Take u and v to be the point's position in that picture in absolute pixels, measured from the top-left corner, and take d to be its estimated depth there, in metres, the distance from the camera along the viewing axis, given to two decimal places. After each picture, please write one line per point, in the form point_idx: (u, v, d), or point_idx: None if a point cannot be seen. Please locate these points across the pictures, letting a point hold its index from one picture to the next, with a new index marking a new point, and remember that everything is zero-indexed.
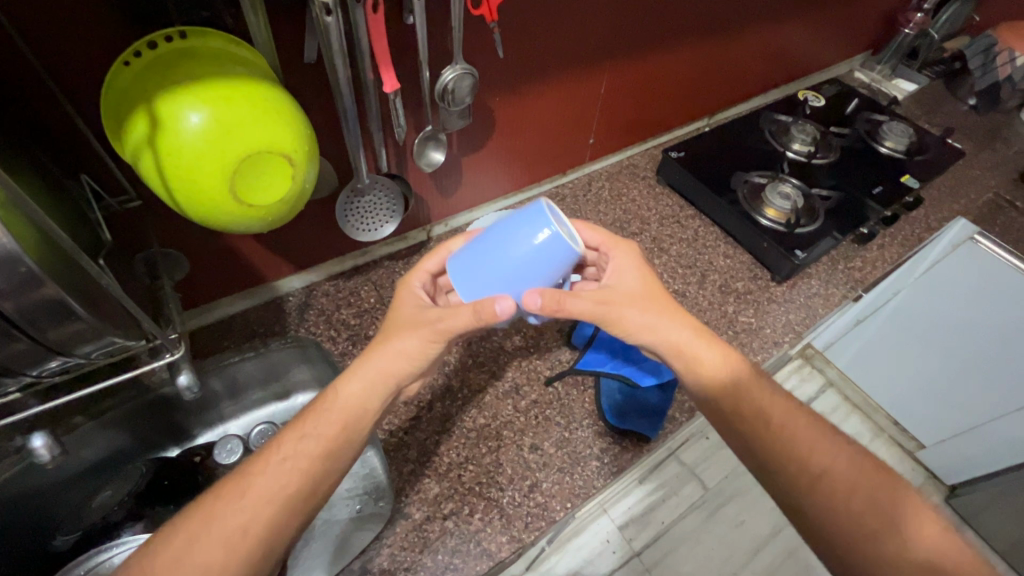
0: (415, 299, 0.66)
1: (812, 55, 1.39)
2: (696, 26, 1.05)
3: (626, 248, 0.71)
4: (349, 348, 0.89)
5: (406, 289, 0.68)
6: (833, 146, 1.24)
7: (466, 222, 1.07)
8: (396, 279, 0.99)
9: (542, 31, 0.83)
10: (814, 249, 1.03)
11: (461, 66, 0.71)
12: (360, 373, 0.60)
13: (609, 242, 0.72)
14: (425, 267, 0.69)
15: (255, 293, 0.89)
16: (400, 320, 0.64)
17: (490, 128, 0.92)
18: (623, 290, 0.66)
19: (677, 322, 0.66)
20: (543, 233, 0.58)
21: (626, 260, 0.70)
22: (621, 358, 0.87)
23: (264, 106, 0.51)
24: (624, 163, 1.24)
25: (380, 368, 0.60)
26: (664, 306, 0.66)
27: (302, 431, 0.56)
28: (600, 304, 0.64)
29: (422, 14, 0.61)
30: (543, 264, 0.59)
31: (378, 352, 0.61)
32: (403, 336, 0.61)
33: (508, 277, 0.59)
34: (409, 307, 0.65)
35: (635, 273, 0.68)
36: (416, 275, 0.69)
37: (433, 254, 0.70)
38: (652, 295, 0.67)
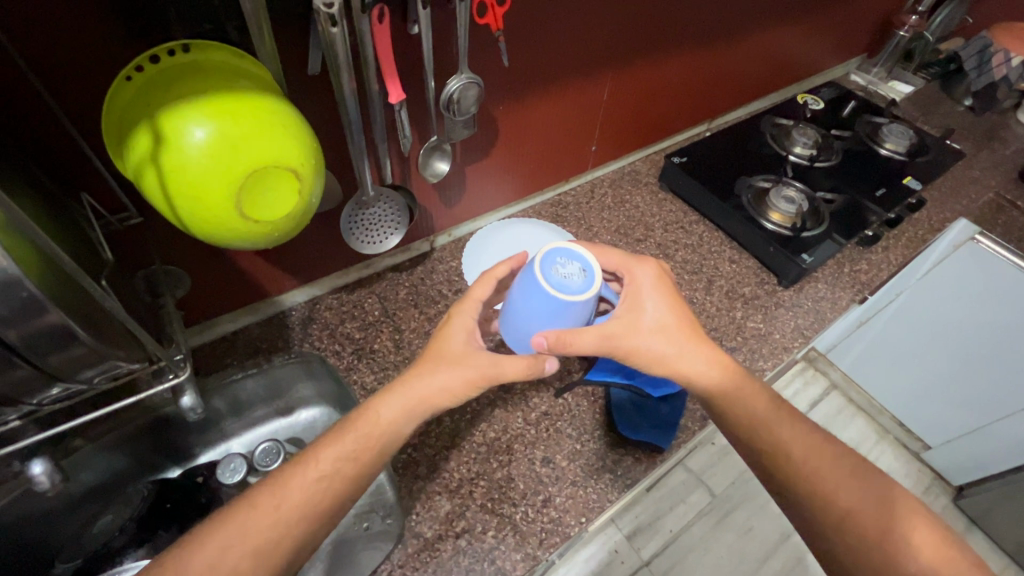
0: (465, 332, 0.65)
1: (809, 60, 1.40)
2: (696, 33, 1.05)
3: (644, 272, 0.69)
4: (354, 364, 0.88)
5: (454, 318, 0.66)
6: (836, 149, 1.24)
7: (469, 232, 1.07)
8: (400, 291, 0.97)
9: (545, 40, 0.82)
10: (820, 254, 1.02)
11: (466, 74, 0.68)
12: (398, 399, 0.59)
13: (626, 265, 0.70)
14: (475, 296, 0.68)
15: (256, 309, 0.87)
16: (448, 352, 0.63)
17: (493, 137, 0.91)
18: (637, 322, 0.66)
19: (679, 343, 0.66)
20: (546, 283, 0.61)
21: (644, 286, 0.68)
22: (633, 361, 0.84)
23: (270, 119, 0.50)
24: (626, 169, 1.24)
25: (421, 391, 0.60)
26: (674, 334, 0.66)
27: (329, 449, 0.55)
28: (605, 338, 0.65)
29: (428, 24, 0.60)
30: (545, 311, 0.62)
31: (425, 381, 0.60)
32: (454, 375, 0.61)
33: (531, 322, 0.64)
34: (459, 340, 0.64)
35: (651, 301, 0.68)
36: (466, 304, 0.67)
37: (481, 282, 0.69)
38: (664, 326, 0.67)
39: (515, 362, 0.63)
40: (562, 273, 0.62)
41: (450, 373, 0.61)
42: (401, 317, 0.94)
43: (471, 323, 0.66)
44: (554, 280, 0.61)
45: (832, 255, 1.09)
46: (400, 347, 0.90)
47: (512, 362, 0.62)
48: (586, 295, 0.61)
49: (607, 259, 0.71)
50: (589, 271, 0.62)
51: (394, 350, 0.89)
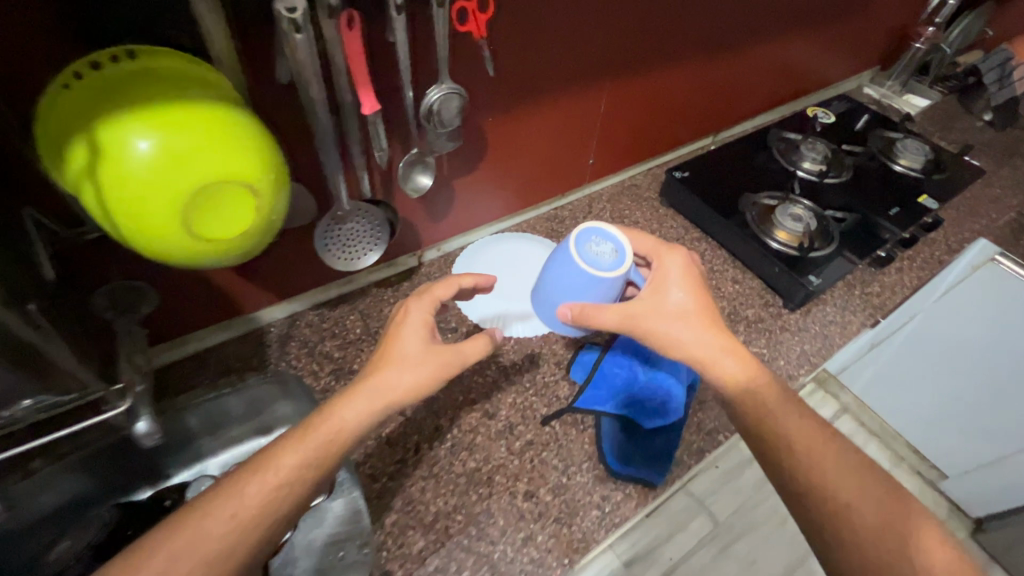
0: (422, 329, 0.66)
1: (818, 72, 1.35)
2: (699, 43, 1.01)
3: (673, 261, 0.69)
4: (332, 384, 0.83)
5: (410, 316, 0.68)
6: (847, 165, 1.18)
7: (459, 247, 1.03)
8: (385, 308, 0.93)
9: (537, 48, 0.79)
10: (827, 277, 0.97)
11: (447, 84, 0.65)
12: (361, 401, 0.59)
13: (656, 251, 0.71)
14: (432, 296, 0.70)
15: (231, 325, 0.84)
16: (407, 350, 0.64)
17: (483, 149, 0.87)
18: (661, 303, 0.67)
19: (692, 329, 0.65)
20: (580, 257, 0.67)
21: (670, 274, 0.68)
22: (645, 373, 0.84)
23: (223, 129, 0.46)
24: (625, 184, 1.19)
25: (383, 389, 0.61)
26: (691, 321, 0.65)
27: (292, 453, 0.54)
28: (626, 317, 0.66)
29: (404, 31, 0.57)
30: (578, 284, 0.68)
31: (387, 380, 0.61)
32: (417, 369, 0.62)
33: (563, 293, 0.70)
34: (416, 336, 0.65)
35: (676, 287, 0.67)
36: (421, 302, 0.69)
37: (440, 284, 0.72)
38: (685, 311, 0.66)
39: (472, 343, 0.68)
40: (595, 251, 0.68)
41: (411, 370, 0.62)
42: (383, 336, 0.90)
43: (427, 320, 0.67)
44: (587, 257, 0.68)
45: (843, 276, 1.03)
46: None
47: (470, 343, 0.67)
48: (616, 272, 0.67)
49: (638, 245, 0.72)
50: (620, 252, 0.68)
51: None
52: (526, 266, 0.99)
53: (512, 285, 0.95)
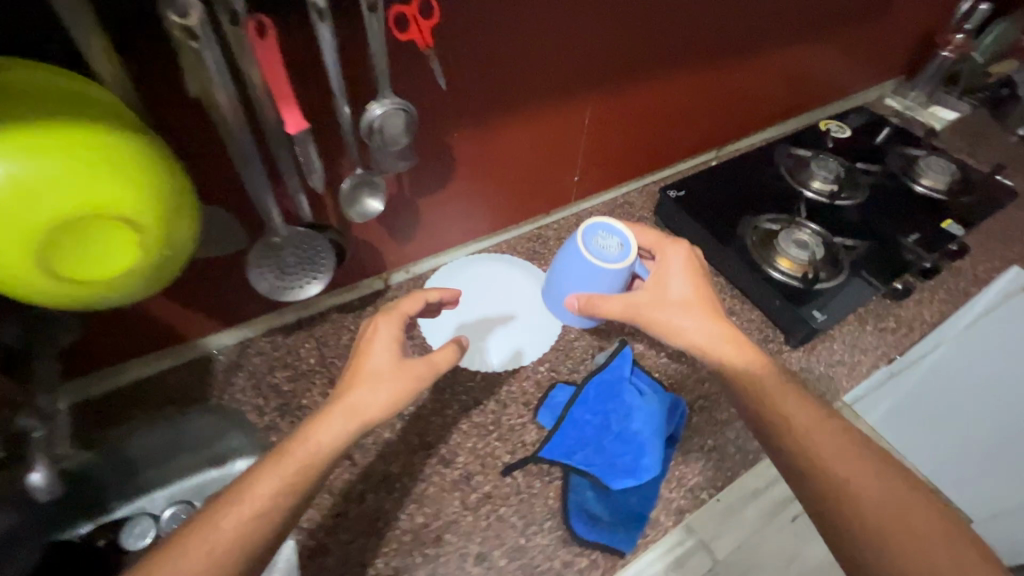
0: (391, 343, 0.63)
1: (834, 81, 1.24)
2: (699, 51, 0.92)
3: (675, 252, 0.69)
4: (278, 421, 0.77)
5: (379, 332, 0.64)
6: (862, 186, 1.07)
7: (431, 269, 0.95)
8: (344, 335, 0.86)
9: (507, 57, 0.70)
10: (833, 313, 0.88)
11: (392, 99, 0.57)
12: (336, 422, 0.57)
13: (658, 245, 0.70)
14: (402, 310, 0.66)
15: (174, 352, 0.78)
16: (379, 366, 0.62)
17: (450, 167, 0.79)
18: (663, 294, 0.66)
19: (695, 318, 0.63)
20: (585, 248, 0.68)
21: (671, 266, 0.68)
22: (620, 419, 0.76)
23: (116, 159, 0.40)
24: (618, 202, 1.10)
25: (358, 409, 0.59)
26: (692, 310, 0.64)
27: (268, 481, 0.53)
28: (629, 306, 0.65)
29: (330, 39, 0.49)
30: (583, 273, 0.69)
31: (362, 399, 0.59)
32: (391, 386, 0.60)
33: (569, 282, 0.71)
34: (386, 352, 0.62)
35: (676, 277, 0.67)
36: (391, 316, 0.65)
37: (410, 298, 0.68)
38: (689, 302, 0.65)
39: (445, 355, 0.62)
40: (600, 242, 0.68)
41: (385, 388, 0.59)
42: (337, 367, 0.83)
43: (398, 334, 0.64)
44: (592, 249, 0.68)
45: (855, 310, 0.93)
46: None
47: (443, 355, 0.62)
48: (620, 264, 0.67)
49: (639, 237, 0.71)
50: (626, 244, 0.68)
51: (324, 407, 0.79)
52: (499, 294, 0.91)
53: (485, 312, 0.88)
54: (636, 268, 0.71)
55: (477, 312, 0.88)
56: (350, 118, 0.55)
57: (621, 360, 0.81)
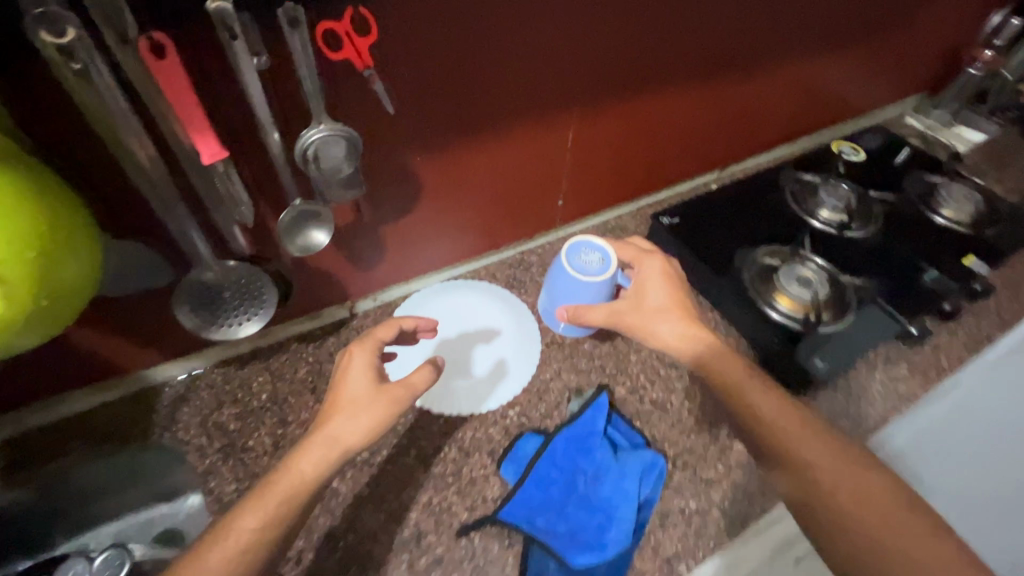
0: (366, 370, 0.65)
1: (849, 97, 1.15)
2: (703, 68, 0.84)
3: (652, 264, 0.72)
4: (218, 465, 0.70)
5: (353, 360, 0.66)
6: (875, 216, 0.98)
7: (401, 295, 0.88)
8: (301, 368, 0.80)
9: (479, 76, 0.63)
10: (837, 361, 0.80)
11: (329, 125, 0.51)
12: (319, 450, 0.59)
13: (636, 258, 0.72)
14: (376, 338, 0.69)
15: (113, 386, 0.72)
16: (355, 394, 0.64)
17: (415, 193, 0.72)
18: (644, 301, 0.69)
19: (671, 324, 0.67)
20: (569, 262, 0.71)
21: (648, 275, 0.71)
22: (587, 480, 0.70)
23: (47, 234, 0.39)
24: (609, 225, 1.02)
25: (340, 436, 0.61)
26: (669, 316, 0.67)
27: (252, 515, 0.54)
28: (611, 313, 0.69)
29: (245, 59, 0.43)
30: (569, 286, 0.72)
31: (341, 425, 0.61)
32: (369, 411, 0.62)
33: (558, 295, 0.75)
34: (362, 379, 0.64)
35: (654, 286, 0.70)
36: (364, 344, 0.67)
37: (383, 326, 0.70)
38: (668, 310, 0.68)
39: (421, 374, 0.65)
40: (584, 257, 0.71)
41: (364, 414, 0.62)
42: (291, 405, 0.77)
43: (373, 361, 0.66)
44: (575, 264, 0.71)
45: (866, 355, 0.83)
46: (279, 448, 0.72)
47: (418, 373, 0.65)
48: (601, 278, 0.70)
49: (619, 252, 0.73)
50: (607, 258, 0.71)
51: (270, 452, 0.72)
52: (473, 325, 0.85)
53: (455, 348, 0.82)
54: (619, 279, 0.74)
55: (445, 348, 0.82)
56: (279, 144, 0.49)
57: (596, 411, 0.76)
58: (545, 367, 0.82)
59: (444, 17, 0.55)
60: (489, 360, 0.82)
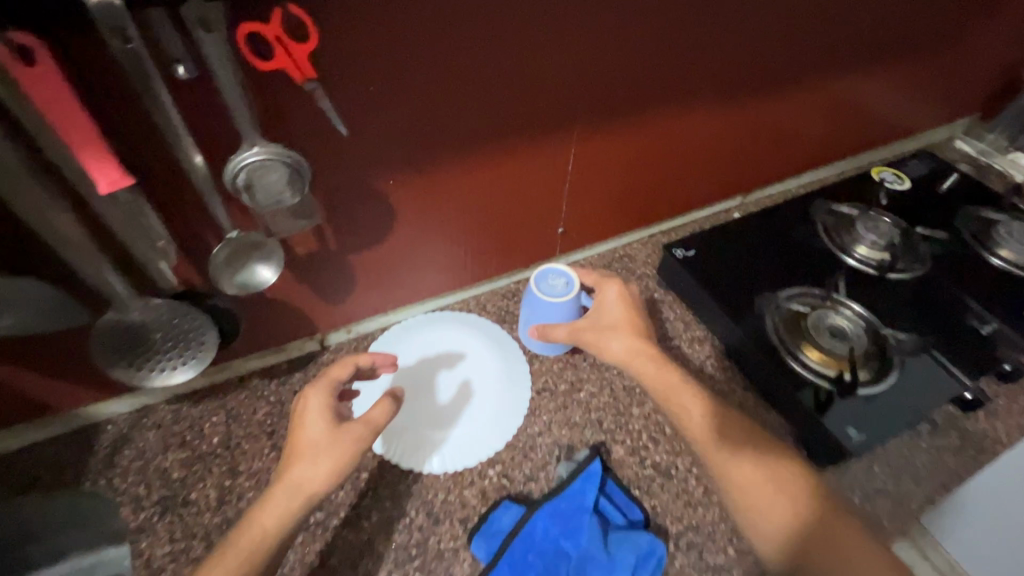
0: (323, 411, 0.59)
1: (893, 119, 1.02)
2: (725, 87, 0.73)
3: (611, 289, 0.70)
4: (155, 520, 0.62)
5: (309, 404, 0.59)
6: (923, 257, 0.85)
7: (379, 328, 0.79)
8: (259, 409, 0.71)
9: (459, 93, 0.53)
10: (875, 428, 0.68)
11: (267, 148, 0.43)
12: (280, 505, 0.54)
13: (597, 281, 0.71)
14: (332, 377, 0.62)
15: (46, 424, 0.64)
16: (314, 438, 0.57)
17: (388, 220, 0.63)
18: (605, 320, 0.68)
19: (623, 340, 0.65)
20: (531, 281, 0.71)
21: (607, 297, 0.69)
22: (570, 569, 0.60)
23: None
24: (616, 254, 0.92)
25: (301, 486, 0.54)
26: (622, 332, 0.66)
27: None
28: (573, 329, 0.68)
29: (144, 70, 0.35)
30: (535, 305, 0.71)
31: (302, 473, 0.55)
32: (331, 453, 0.56)
33: (524, 313, 0.74)
34: (319, 422, 0.58)
35: (611, 304, 0.69)
36: (320, 385, 0.60)
37: (338, 364, 0.63)
38: (626, 330, 0.67)
39: (381, 407, 0.59)
40: (549, 277, 0.71)
41: (325, 457, 0.55)
42: (244, 451, 0.68)
43: (330, 402, 0.59)
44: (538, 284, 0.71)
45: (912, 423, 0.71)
46: (223, 502, 0.64)
47: (378, 408, 0.59)
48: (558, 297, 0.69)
49: (582, 276, 0.72)
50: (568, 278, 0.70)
51: (213, 508, 0.63)
52: (447, 361, 0.76)
53: (426, 393, 0.73)
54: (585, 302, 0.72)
55: (416, 393, 0.73)
56: (208, 172, 0.42)
57: (587, 480, 0.66)
58: (534, 418, 0.73)
59: (410, 23, 0.46)
60: (446, 384, 0.74)
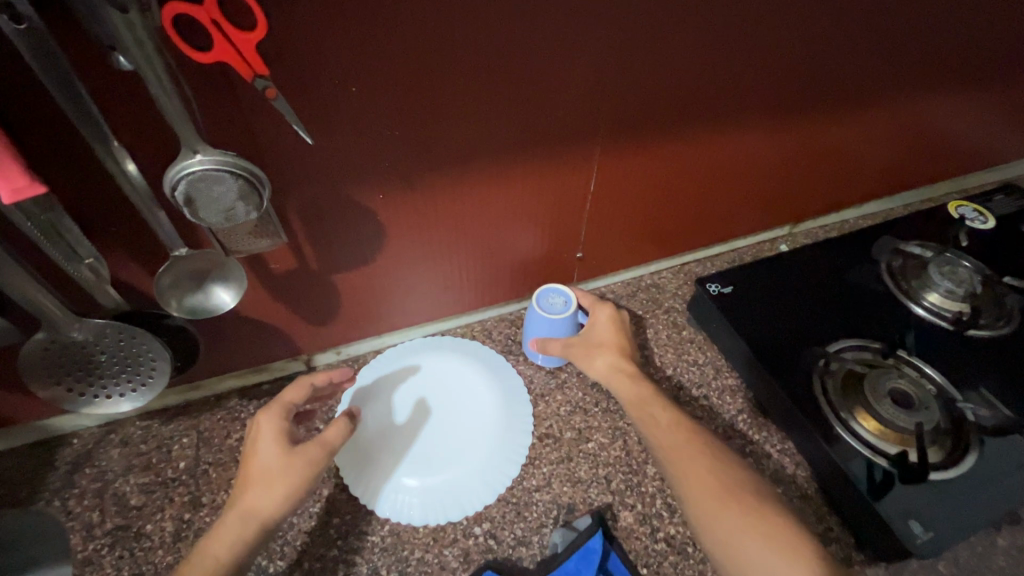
0: (276, 433, 0.52)
1: (981, 145, 0.88)
2: (777, 105, 0.63)
3: (599, 313, 0.67)
4: (104, 551, 0.57)
5: (261, 429, 0.52)
6: (1010, 312, 0.72)
7: (371, 350, 0.72)
8: (233, 432, 0.65)
9: (456, 99, 0.45)
10: (947, 523, 0.56)
11: (212, 156, 0.36)
12: (233, 533, 0.47)
13: (590, 303, 0.69)
14: (286, 401, 0.55)
15: (8, 434, 0.60)
16: (265, 464, 0.50)
17: (378, 238, 0.56)
18: (594, 337, 0.66)
19: (605, 358, 0.63)
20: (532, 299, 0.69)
21: (597, 321, 0.67)
22: None
23: None
24: (643, 283, 0.82)
25: (253, 516, 0.48)
26: (608, 350, 0.64)
27: None
28: (564, 344, 0.66)
29: (45, 55, 0.29)
30: (531, 320, 0.69)
31: (252, 503, 0.48)
32: (285, 479, 0.49)
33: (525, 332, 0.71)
34: (272, 446, 0.51)
35: (601, 326, 0.66)
36: (273, 409, 0.54)
37: (292, 388, 0.57)
38: (611, 347, 0.64)
39: (335, 427, 0.53)
40: (548, 294, 0.69)
41: (278, 483, 0.49)
42: (210, 480, 0.61)
43: (285, 424, 0.53)
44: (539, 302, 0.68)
45: (994, 521, 0.58)
46: (179, 538, 0.57)
47: (332, 428, 0.53)
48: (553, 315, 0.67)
49: (578, 296, 0.70)
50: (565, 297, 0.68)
51: (167, 545, 0.57)
52: (419, 382, 0.69)
53: (400, 419, 0.66)
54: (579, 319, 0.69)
55: (388, 415, 0.66)
56: (145, 185, 0.37)
57: (584, 558, 0.57)
58: (532, 469, 0.64)
59: (393, 13, 0.38)
60: (403, 404, 0.67)
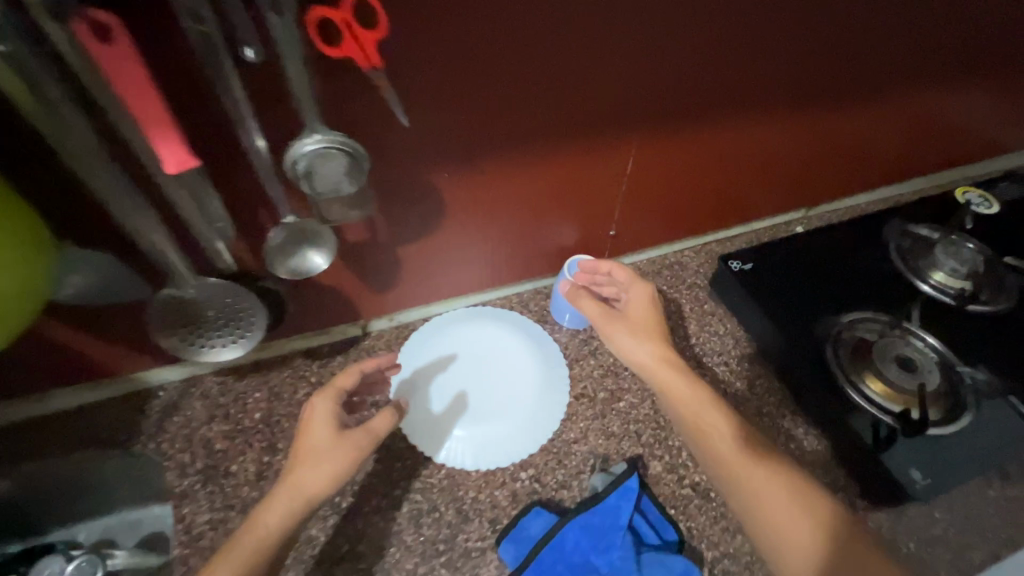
0: (329, 416, 0.56)
1: (990, 133, 0.93)
2: (799, 98, 0.69)
3: (637, 292, 0.68)
4: (198, 486, 0.65)
5: (315, 410, 0.57)
6: (1008, 289, 0.78)
7: (421, 318, 0.79)
8: (301, 389, 0.72)
9: (517, 88, 0.51)
10: (941, 472, 0.64)
11: (327, 135, 0.43)
12: (281, 504, 0.51)
13: (630, 282, 0.69)
14: (339, 386, 0.59)
15: (105, 385, 0.67)
16: (316, 444, 0.54)
17: (439, 213, 0.62)
18: (632, 317, 0.66)
19: (643, 339, 0.64)
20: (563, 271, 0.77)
21: (635, 299, 0.68)
22: None
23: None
24: (667, 261, 0.88)
25: (299, 492, 0.51)
26: (644, 331, 0.65)
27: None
28: (604, 314, 0.67)
29: (212, 48, 0.36)
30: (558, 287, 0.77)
31: (300, 478, 0.52)
32: (331, 459, 0.53)
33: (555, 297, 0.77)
34: (324, 428, 0.55)
35: (636, 305, 0.67)
36: (327, 393, 0.58)
37: (344, 374, 0.61)
38: (651, 331, 0.65)
39: (383, 416, 0.57)
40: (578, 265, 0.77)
41: (324, 463, 0.53)
42: (283, 429, 0.69)
43: (336, 409, 0.57)
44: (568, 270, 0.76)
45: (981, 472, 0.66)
46: (262, 478, 0.66)
47: (380, 418, 0.56)
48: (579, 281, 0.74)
49: (618, 271, 0.70)
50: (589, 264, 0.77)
51: (252, 482, 0.65)
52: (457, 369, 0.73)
53: (439, 407, 0.71)
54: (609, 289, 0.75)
55: (426, 408, 0.70)
56: (269, 156, 0.43)
57: (624, 495, 0.64)
58: (571, 424, 0.71)
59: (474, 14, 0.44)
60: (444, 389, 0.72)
